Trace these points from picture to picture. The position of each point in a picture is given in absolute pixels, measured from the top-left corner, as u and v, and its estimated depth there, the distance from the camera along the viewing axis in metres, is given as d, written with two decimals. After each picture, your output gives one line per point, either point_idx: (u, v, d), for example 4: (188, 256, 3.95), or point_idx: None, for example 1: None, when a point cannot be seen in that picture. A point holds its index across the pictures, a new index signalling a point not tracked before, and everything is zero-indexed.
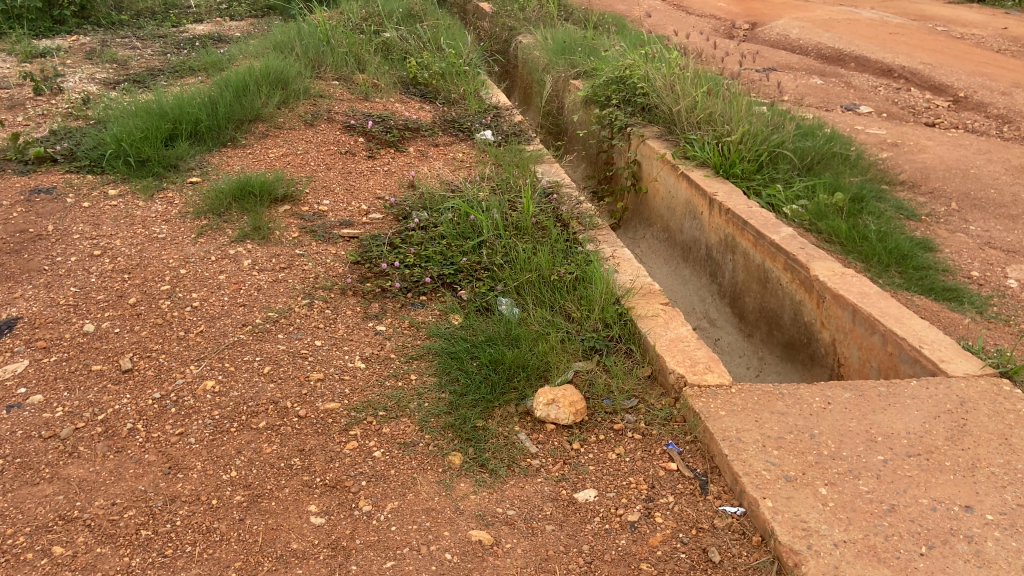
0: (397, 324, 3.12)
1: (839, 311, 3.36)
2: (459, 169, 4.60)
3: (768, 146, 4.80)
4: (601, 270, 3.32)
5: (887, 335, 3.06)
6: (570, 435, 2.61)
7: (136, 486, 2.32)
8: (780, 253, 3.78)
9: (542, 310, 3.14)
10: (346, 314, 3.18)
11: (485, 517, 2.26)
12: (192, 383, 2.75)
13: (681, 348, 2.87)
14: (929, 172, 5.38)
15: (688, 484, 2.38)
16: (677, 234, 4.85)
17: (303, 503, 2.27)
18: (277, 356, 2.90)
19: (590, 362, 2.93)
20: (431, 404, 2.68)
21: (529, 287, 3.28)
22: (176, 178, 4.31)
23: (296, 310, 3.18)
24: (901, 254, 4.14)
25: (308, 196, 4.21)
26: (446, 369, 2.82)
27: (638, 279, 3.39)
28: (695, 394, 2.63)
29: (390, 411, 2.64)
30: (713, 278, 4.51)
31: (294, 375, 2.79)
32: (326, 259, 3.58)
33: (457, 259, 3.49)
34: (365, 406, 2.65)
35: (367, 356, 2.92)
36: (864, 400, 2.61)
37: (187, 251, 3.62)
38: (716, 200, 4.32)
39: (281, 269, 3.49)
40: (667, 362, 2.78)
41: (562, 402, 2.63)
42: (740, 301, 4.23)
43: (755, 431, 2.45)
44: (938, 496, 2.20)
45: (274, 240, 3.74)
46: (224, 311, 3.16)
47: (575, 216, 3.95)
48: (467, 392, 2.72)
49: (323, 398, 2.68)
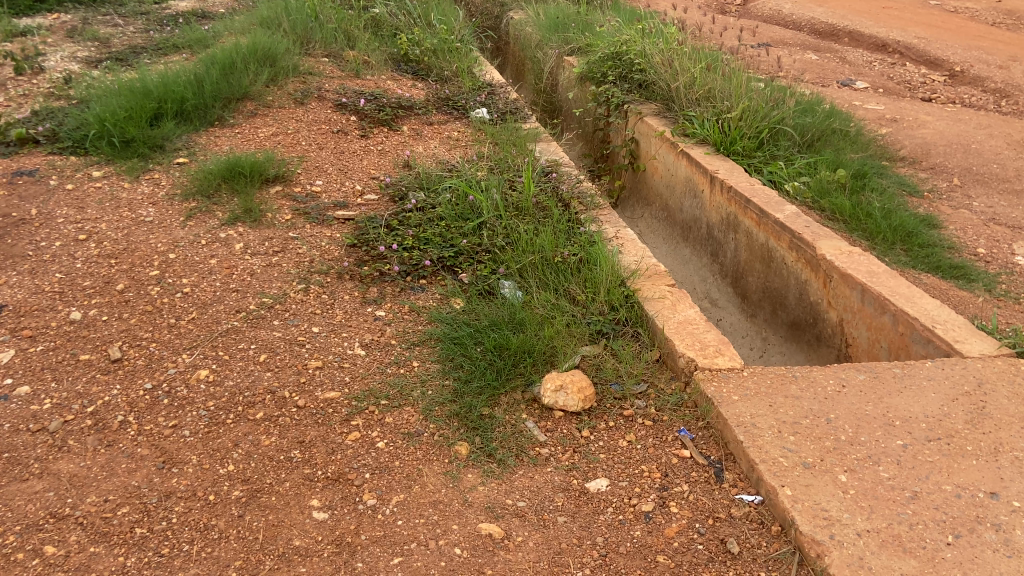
0: (397, 309, 3.02)
1: (847, 290, 3.29)
2: (456, 148, 4.48)
3: (769, 123, 4.72)
4: (606, 251, 3.24)
5: (898, 314, 2.99)
6: (580, 422, 2.52)
7: (129, 482, 2.22)
8: (785, 232, 3.72)
9: (547, 293, 3.05)
10: (344, 299, 3.08)
11: (494, 509, 2.18)
12: (185, 373, 2.66)
13: (690, 331, 2.80)
14: (929, 148, 5.31)
15: (703, 472, 2.30)
16: (677, 212, 4.79)
17: (304, 498, 2.18)
18: (273, 343, 2.80)
19: (597, 346, 2.84)
20: (435, 392, 2.59)
21: (532, 270, 3.19)
22: (163, 160, 4.20)
23: (292, 295, 3.08)
24: (907, 231, 4.05)
25: (300, 176, 4.10)
26: (449, 356, 2.73)
27: (644, 260, 3.31)
28: (708, 377, 2.56)
29: (392, 399, 2.55)
30: (714, 257, 4.44)
31: (292, 364, 2.70)
32: (321, 242, 3.48)
33: (457, 241, 3.38)
34: (367, 395, 2.56)
35: (367, 342, 2.83)
36: (880, 382, 2.54)
37: (176, 235, 3.51)
38: (717, 177, 4.26)
39: (275, 253, 3.39)
40: (678, 346, 2.71)
41: (571, 388, 2.54)
42: (742, 281, 4.17)
43: (770, 416, 2.37)
44: (962, 483, 2.13)
45: (266, 223, 3.63)
46: (216, 297, 3.06)
47: (575, 195, 3.86)
48: (472, 379, 2.63)
49: (323, 387, 2.59)
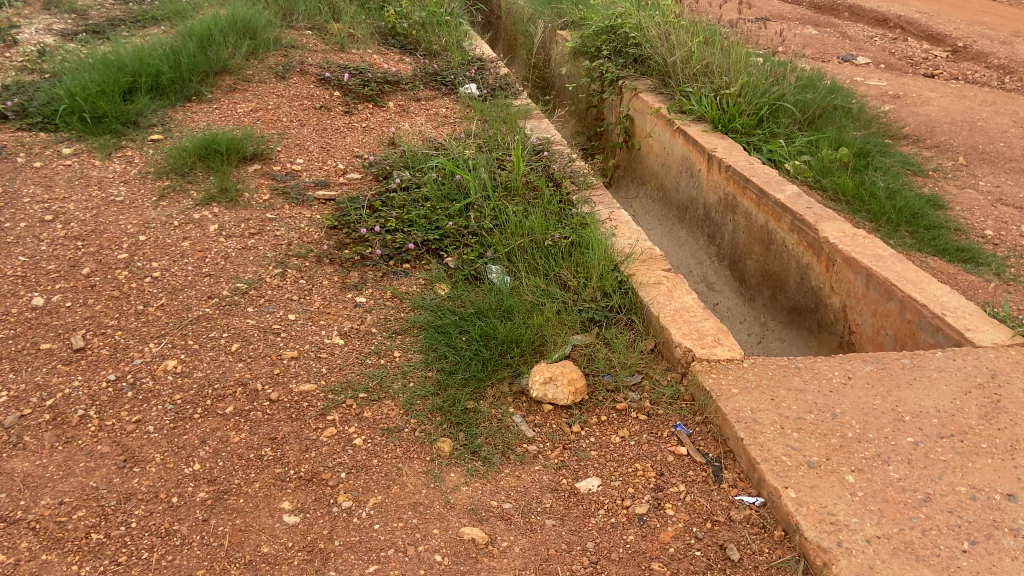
0: (378, 295, 2.87)
1: (851, 275, 3.15)
2: (443, 125, 4.31)
3: (769, 99, 4.55)
4: (599, 234, 3.09)
5: (905, 300, 2.86)
6: (570, 417, 2.38)
7: (87, 483, 2.07)
8: (787, 213, 3.58)
9: (537, 279, 2.90)
10: (323, 284, 2.92)
11: (478, 512, 2.04)
12: (151, 363, 2.50)
13: (687, 320, 2.67)
14: (933, 126, 5.15)
15: (701, 471, 2.16)
16: (673, 193, 4.65)
17: (274, 500, 2.03)
18: (247, 331, 2.65)
19: (589, 335, 2.70)
20: (417, 384, 2.44)
21: (521, 254, 3.04)
22: (136, 136, 4.02)
23: (268, 280, 2.92)
24: (912, 212, 3.90)
25: (280, 154, 3.93)
26: (433, 346, 2.58)
27: (639, 244, 3.16)
28: (706, 369, 2.42)
29: (371, 393, 2.40)
30: (712, 239, 4.30)
31: (265, 354, 2.54)
32: (300, 223, 3.32)
33: (443, 223, 3.22)
34: (344, 387, 2.40)
35: (346, 330, 2.67)
36: (888, 373, 2.41)
37: (148, 216, 3.34)
38: (716, 156, 4.12)
39: (251, 235, 3.23)
40: (674, 335, 2.57)
41: (561, 381, 2.40)
42: (741, 264, 4.03)
43: (772, 411, 2.23)
44: (977, 484, 2.00)
45: (243, 204, 3.46)
46: (188, 283, 2.89)
47: (567, 175, 3.71)
48: (456, 370, 2.48)
49: (298, 379, 2.43)
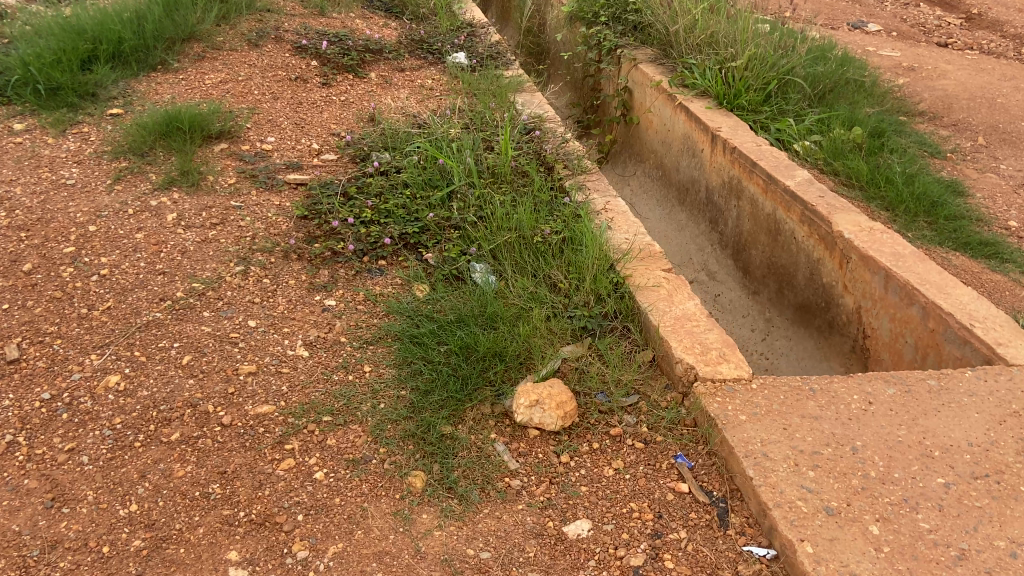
0: (350, 298, 2.60)
1: (867, 274, 2.89)
2: (428, 99, 4.00)
3: (778, 73, 4.24)
4: (593, 229, 2.83)
5: (928, 307, 2.61)
6: (558, 444, 2.13)
7: (8, 526, 1.82)
8: (797, 202, 3.31)
9: (524, 280, 2.64)
10: (288, 284, 2.65)
11: (453, 563, 1.79)
12: (91, 379, 2.24)
13: (689, 330, 2.41)
14: (949, 102, 4.86)
15: (704, 514, 1.91)
16: (673, 172, 4.37)
17: (220, 550, 1.78)
18: (201, 340, 2.38)
19: (581, 346, 2.45)
20: (388, 405, 2.19)
21: (507, 251, 2.77)
22: (94, 110, 3.70)
23: (228, 280, 2.65)
24: (932, 200, 3.62)
25: (249, 132, 3.62)
26: (407, 359, 2.33)
27: (637, 239, 2.90)
28: (710, 392, 2.17)
29: (336, 416, 2.14)
30: (715, 225, 4.03)
31: (219, 368, 2.28)
32: (267, 213, 3.04)
33: (423, 215, 2.94)
34: (307, 410, 2.15)
35: (311, 340, 2.41)
36: (913, 398, 2.16)
37: (100, 203, 3.05)
38: (720, 135, 3.84)
39: (212, 225, 2.95)
40: (675, 350, 2.32)
41: (548, 404, 2.14)
42: (745, 253, 3.77)
43: (785, 444, 1.99)
44: (1018, 538, 1.76)
45: (206, 189, 3.18)
46: (138, 282, 2.62)
47: (560, 158, 3.44)
48: (432, 389, 2.23)
49: (255, 400, 2.17)
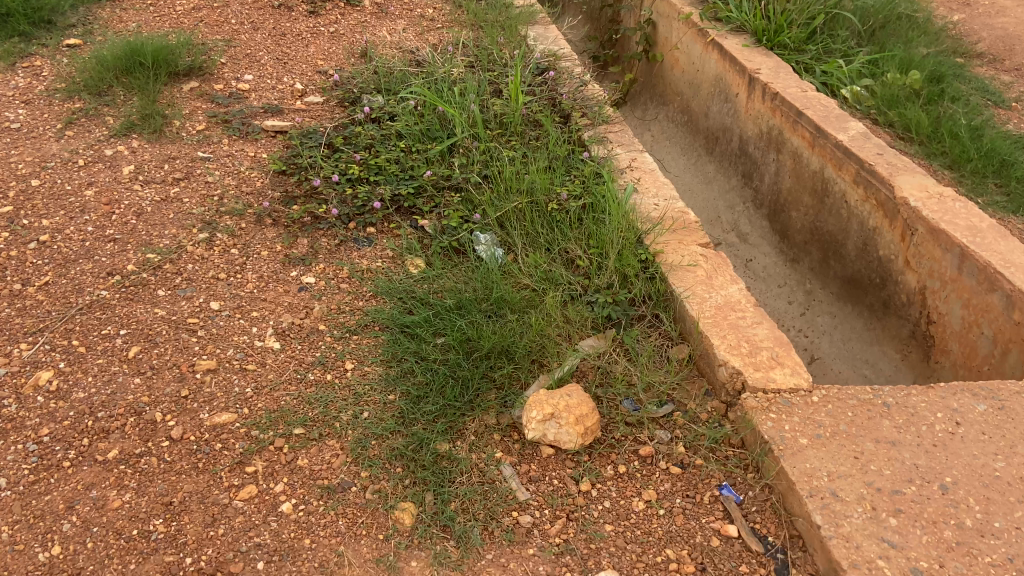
0: (331, 274, 2.21)
1: (937, 251, 2.49)
2: (428, 32, 3.52)
3: (825, 6, 3.75)
4: (618, 193, 2.42)
5: (1014, 294, 2.22)
6: (578, 467, 1.76)
7: None
8: (851, 159, 2.88)
9: (537, 256, 2.25)
10: (260, 256, 2.26)
11: None
12: (18, 376, 1.86)
13: (733, 323, 2.02)
14: (1011, 42, 4.35)
15: (759, 568, 1.56)
16: (701, 118, 3.92)
17: None
18: (152, 327, 2.00)
19: (603, 338, 2.07)
20: (373, 414, 1.81)
21: (517, 219, 2.37)
22: (49, 40, 3.24)
23: (189, 250, 2.25)
24: (1001, 158, 3.18)
25: (224, 68, 3.17)
26: (397, 354, 1.95)
27: (668, 204, 2.49)
28: (762, 405, 1.80)
29: (310, 428, 1.77)
30: (748, 180, 3.60)
31: (172, 364, 1.90)
32: (240, 167, 2.63)
33: (419, 172, 2.53)
34: (274, 420, 1.78)
35: (284, 328, 2.03)
36: (1009, 418, 1.78)
37: (47, 152, 2.62)
38: (759, 78, 3.38)
39: (175, 182, 2.54)
40: (718, 349, 1.93)
41: (566, 418, 1.76)
42: (783, 215, 3.35)
43: (859, 481, 1.62)
44: None
45: (170, 137, 2.75)
46: (84, 252, 2.22)
47: (578, 104, 3.00)
48: (426, 394, 1.86)
49: (212, 407, 1.80)
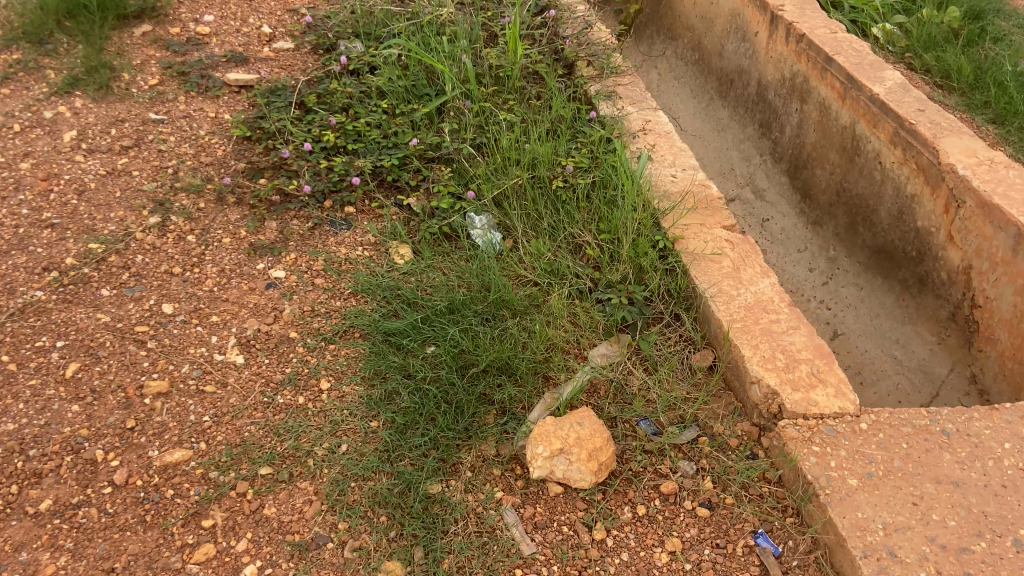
0: (305, 267, 1.94)
1: (988, 227, 2.21)
2: None
3: None
4: (630, 166, 2.12)
5: None
6: (590, 509, 1.53)
7: None
8: (888, 116, 2.57)
9: (539, 243, 1.97)
10: (222, 245, 1.98)
11: None
12: None
13: (766, 327, 1.76)
14: None
15: None
16: (714, 59, 3.56)
17: None
18: (95, 337, 1.73)
19: (616, 344, 1.81)
20: (353, 447, 1.57)
21: (516, 197, 2.08)
22: None
23: (139, 238, 1.96)
24: None
25: (181, 8, 2.79)
26: (380, 371, 1.69)
27: (687, 175, 2.19)
28: (803, 435, 1.56)
29: (279, 467, 1.53)
30: (766, 130, 3.27)
31: (117, 386, 1.64)
32: (199, 132, 2.31)
33: (404, 139, 2.22)
34: (237, 458, 1.53)
35: (249, 338, 1.76)
36: None
37: None
38: (783, 17, 3.02)
39: (124, 150, 2.22)
40: (750, 362, 1.68)
41: (576, 454, 1.52)
42: (805, 172, 3.04)
43: (920, 536, 1.39)
44: None
45: (119, 94, 2.41)
46: (16, 240, 1.92)
47: (583, 52, 2.66)
48: (414, 422, 1.61)
49: (163, 442, 1.55)
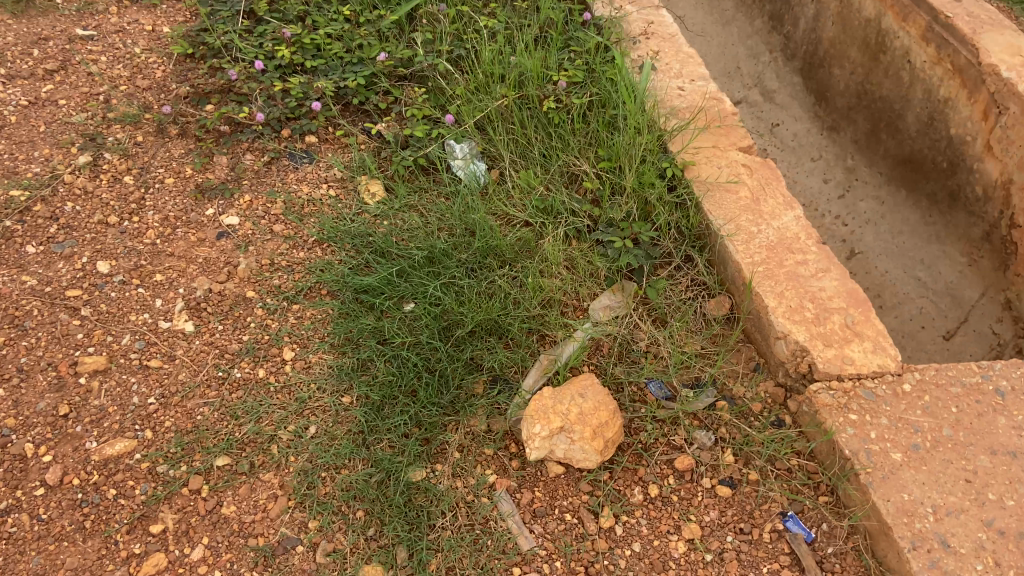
0: (262, 212, 1.69)
1: None
2: None
3: None
4: (632, 78, 1.84)
5: None
6: (596, 492, 1.34)
7: None
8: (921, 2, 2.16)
9: (529, 176, 1.71)
10: (165, 187, 1.72)
11: None
12: None
13: (792, 269, 1.54)
14: None
15: None
16: None
17: None
18: (19, 304, 1.49)
19: (620, 293, 1.58)
20: (322, 429, 1.37)
21: (501, 121, 1.81)
22: None
23: (68, 182, 1.69)
24: None
25: None
26: (352, 337, 1.47)
27: (697, 87, 1.92)
28: (838, 401, 1.36)
29: (238, 457, 1.33)
30: (773, 20, 2.84)
31: (47, 364, 1.41)
32: (134, 50, 2.00)
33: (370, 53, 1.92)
34: (189, 448, 1.33)
35: (199, 299, 1.53)
36: None
37: None
38: None
39: (47, 74, 1.91)
40: (774, 314, 1.46)
41: (579, 432, 1.32)
42: (818, 68, 2.64)
43: (975, 521, 1.22)
44: None
45: (39, 5, 2.07)
46: None
47: None
48: (392, 397, 1.40)
49: (102, 431, 1.34)
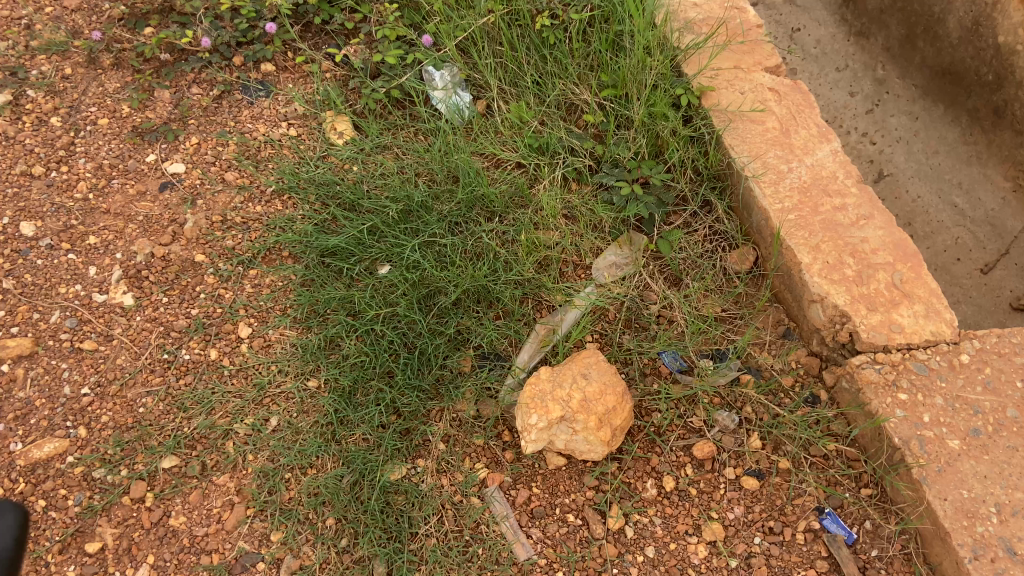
0: (212, 158, 1.45)
1: None
2: None
3: None
4: None
5: None
6: (603, 486, 1.16)
7: None
8: None
9: (520, 109, 1.47)
10: (100, 129, 1.47)
11: None
12: None
13: (830, 215, 1.31)
14: None
15: None
16: None
17: None
18: None
19: (626, 248, 1.37)
20: (286, 421, 1.18)
21: (487, 42, 1.54)
22: None
23: None
24: None
25: None
26: (318, 309, 1.27)
27: None
28: (885, 378, 1.16)
29: (190, 459, 1.15)
30: None
31: None
32: None
33: None
34: (131, 449, 1.15)
35: (141, 266, 1.31)
36: None
37: None
38: None
39: None
40: (809, 272, 1.24)
41: (582, 422, 1.12)
42: None
43: None
44: None
45: None
46: None
47: None
48: (364, 380, 1.21)
49: (30, 432, 1.15)
